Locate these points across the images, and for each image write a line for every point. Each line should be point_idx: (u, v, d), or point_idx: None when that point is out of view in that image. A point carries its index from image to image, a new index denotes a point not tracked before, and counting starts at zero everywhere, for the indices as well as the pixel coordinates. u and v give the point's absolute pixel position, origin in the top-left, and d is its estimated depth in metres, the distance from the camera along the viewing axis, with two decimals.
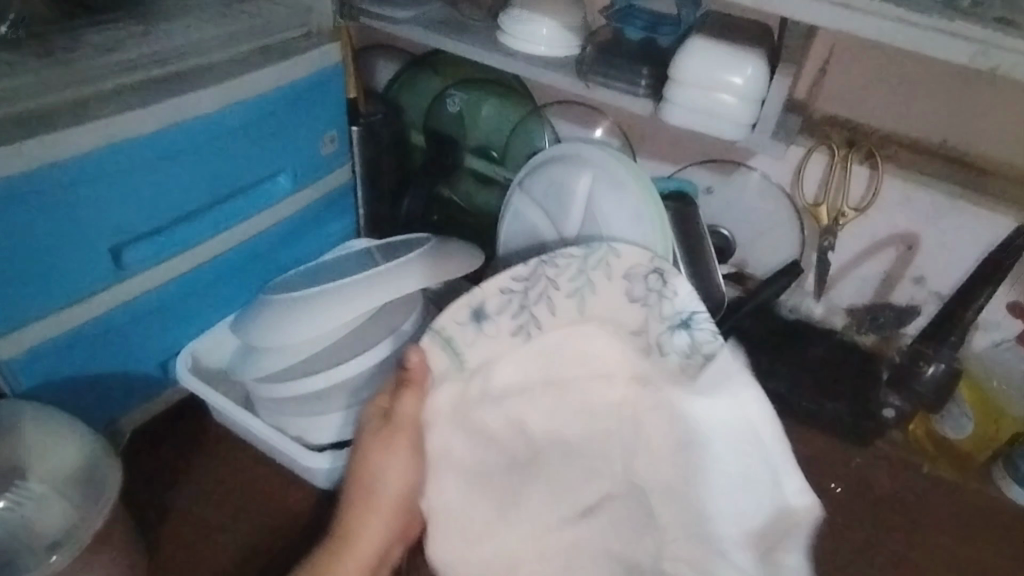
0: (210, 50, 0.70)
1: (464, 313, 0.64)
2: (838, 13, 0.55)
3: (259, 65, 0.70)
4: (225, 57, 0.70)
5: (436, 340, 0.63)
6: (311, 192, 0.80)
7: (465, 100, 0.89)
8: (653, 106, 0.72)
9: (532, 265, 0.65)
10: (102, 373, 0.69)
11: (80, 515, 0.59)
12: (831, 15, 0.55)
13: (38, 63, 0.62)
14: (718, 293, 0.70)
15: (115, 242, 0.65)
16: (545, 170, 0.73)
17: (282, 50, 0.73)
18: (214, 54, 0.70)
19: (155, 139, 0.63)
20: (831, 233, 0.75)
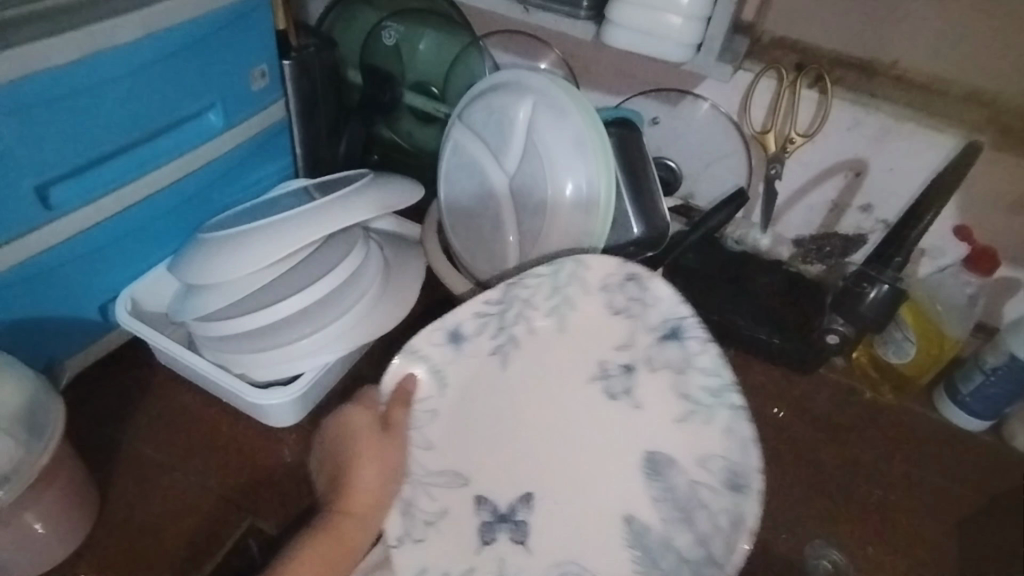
0: None
1: (440, 335, 0.64)
2: None
3: None
4: None
5: (416, 361, 0.63)
6: (246, 130, 0.76)
7: (401, 32, 0.85)
8: (595, 29, 0.69)
9: (502, 289, 0.63)
10: (36, 320, 0.66)
11: (23, 456, 0.57)
12: None
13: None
14: (662, 223, 0.69)
15: (39, 180, 0.61)
16: (486, 100, 0.70)
17: None
18: None
19: (77, 69, 0.59)
20: (778, 160, 0.73)
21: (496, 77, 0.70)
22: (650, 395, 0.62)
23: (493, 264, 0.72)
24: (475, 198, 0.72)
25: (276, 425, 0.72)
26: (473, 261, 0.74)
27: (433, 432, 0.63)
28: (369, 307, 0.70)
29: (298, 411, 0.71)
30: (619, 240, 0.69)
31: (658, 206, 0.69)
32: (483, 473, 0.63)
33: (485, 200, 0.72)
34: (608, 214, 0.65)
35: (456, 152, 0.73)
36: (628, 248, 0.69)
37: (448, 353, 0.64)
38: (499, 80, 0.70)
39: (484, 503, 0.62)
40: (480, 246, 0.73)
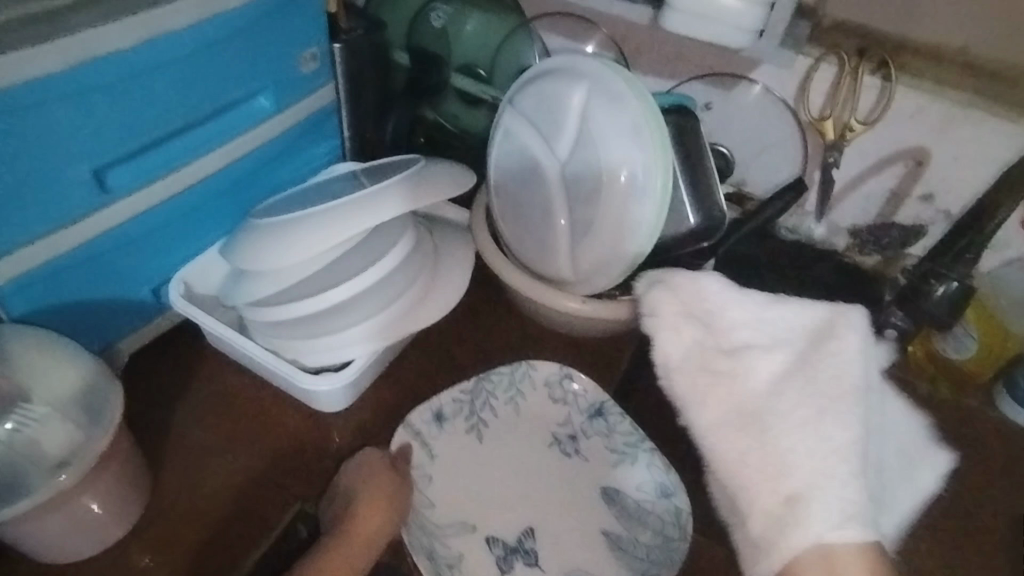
0: None
1: (426, 412, 0.70)
2: None
3: None
4: None
5: (404, 432, 0.69)
6: (294, 114, 0.76)
7: (450, 14, 0.85)
8: (652, 13, 0.67)
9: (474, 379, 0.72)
10: (92, 302, 0.67)
11: (84, 439, 0.58)
12: None
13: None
14: (718, 213, 0.68)
15: (95, 164, 0.61)
16: (540, 85, 0.69)
17: None
18: None
19: (134, 53, 0.59)
20: (837, 148, 0.72)
21: (547, 64, 0.69)
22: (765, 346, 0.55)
23: (540, 251, 0.72)
24: (525, 184, 0.72)
25: (325, 409, 0.72)
26: (524, 244, 0.73)
27: (433, 492, 0.67)
28: (421, 294, 0.70)
29: (348, 396, 0.71)
30: (674, 230, 0.69)
31: (713, 196, 0.68)
32: (503, 520, 0.66)
33: (536, 187, 0.71)
34: (663, 206, 0.64)
35: (504, 140, 0.73)
36: (683, 238, 0.68)
37: (432, 429, 0.70)
38: (551, 65, 0.69)
39: (496, 542, 0.65)
40: (529, 232, 0.73)
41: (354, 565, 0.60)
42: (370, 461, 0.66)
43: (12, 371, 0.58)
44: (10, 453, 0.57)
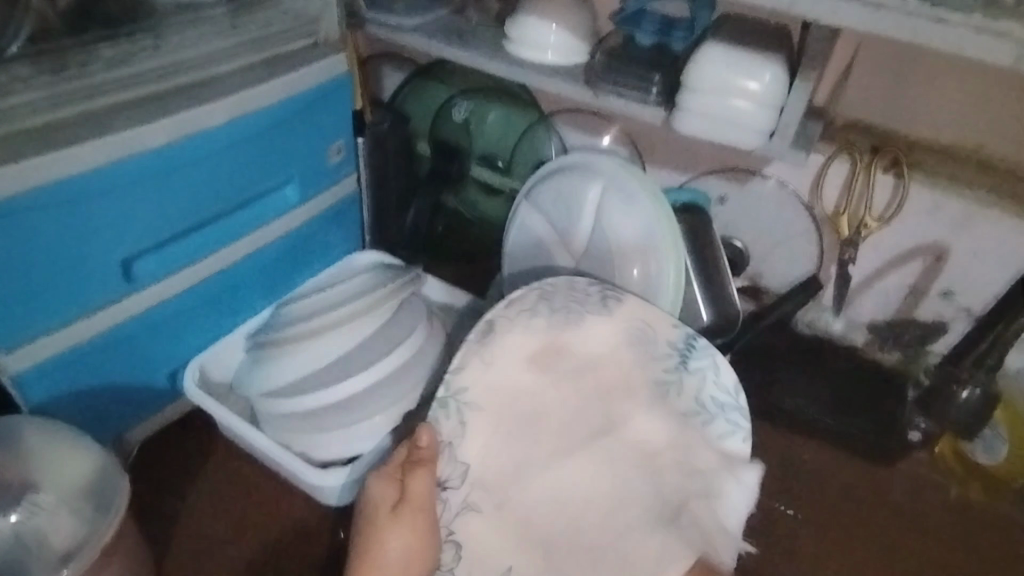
0: (219, 46, 0.68)
1: None
2: (867, 12, 0.51)
3: (278, 72, 0.69)
4: (238, 66, 0.68)
5: None
6: (318, 204, 0.79)
7: (472, 107, 0.88)
8: (667, 113, 0.69)
9: None
10: (108, 387, 0.68)
11: (90, 532, 0.57)
12: (859, 15, 0.52)
13: (44, 74, 0.59)
14: (733, 311, 0.67)
15: (122, 255, 0.63)
16: (555, 180, 0.71)
17: (300, 56, 0.72)
18: (226, 61, 0.68)
19: (171, 150, 0.62)
20: (852, 244, 0.72)
21: (563, 160, 0.71)
22: (480, 395, 0.61)
23: None
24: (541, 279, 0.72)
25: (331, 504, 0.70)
26: None
27: None
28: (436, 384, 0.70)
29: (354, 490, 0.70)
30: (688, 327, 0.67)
31: (729, 294, 0.67)
32: None
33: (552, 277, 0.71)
34: (676, 299, 0.64)
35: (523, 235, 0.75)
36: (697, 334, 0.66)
37: None
38: (566, 160, 0.71)
39: None
40: None
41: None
42: (390, 481, 0.56)
43: (26, 457, 0.58)
44: (15, 544, 0.55)
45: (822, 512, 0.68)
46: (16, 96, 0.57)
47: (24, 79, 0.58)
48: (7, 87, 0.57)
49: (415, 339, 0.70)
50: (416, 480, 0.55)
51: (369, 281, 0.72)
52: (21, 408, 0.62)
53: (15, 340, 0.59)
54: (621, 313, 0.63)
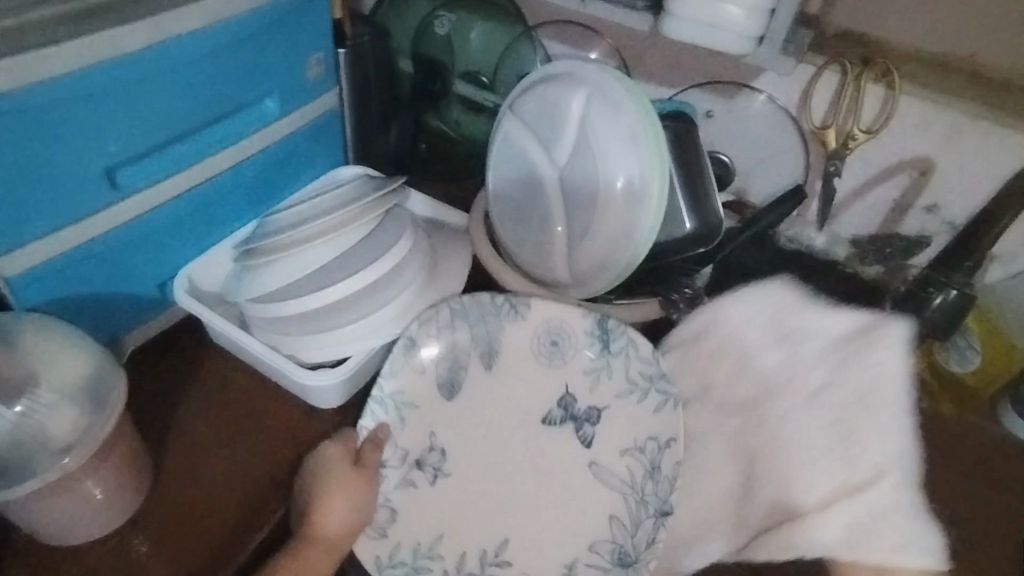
0: None
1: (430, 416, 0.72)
2: None
3: None
4: None
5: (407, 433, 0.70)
6: (302, 117, 0.77)
7: (454, 22, 0.85)
8: (653, 20, 0.67)
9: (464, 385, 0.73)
10: (100, 295, 0.69)
11: (88, 425, 0.59)
12: None
13: None
14: (715, 218, 0.66)
15: (105, 162, 0.64)
16: (540, 90, 0.70)
17: None
18: None
19: (147, 55, 0.61)
20: (838, 157, 0.72)
21: (546, 70, 0.70)
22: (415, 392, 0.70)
23: (534, 252, 0.72)
24: (524, 187, 0.72)
25: (322, 406, 0.73)
26: (522, 251, 0.73)
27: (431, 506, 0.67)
28: (424, 295, 0.71)
29: (342, 395, 0.72)
30: (671, 236, 0.67)
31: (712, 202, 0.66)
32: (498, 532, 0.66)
33: (534, 193, 0.71)
34: (659, 214, 0.64)
35: (506, 147, 0.73)
36: (678, 243, 0.66)
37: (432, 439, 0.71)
38: (550, 69, 0.69)
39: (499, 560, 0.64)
40: (528, 233, 0.72)
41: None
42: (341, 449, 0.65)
43: (25, 357, 0.59)
44: (15, 435, 0.57)
45: None
46: None
47: None
48: None
49: (403, 245, 0.70)
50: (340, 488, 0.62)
51: (357, 189, 0.74)
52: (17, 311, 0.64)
53: (9, 243, 0.60)
54: (533, 315, 0.71)
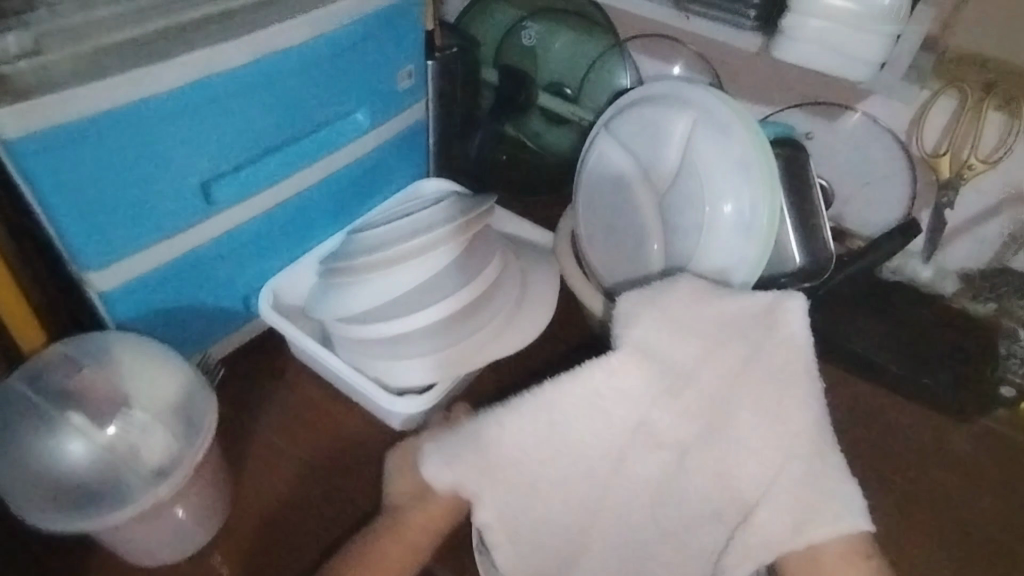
0: None
1: None
2: None
3: None
4: None
5: None
6: (388, 129, 0.75)
7: (542, 32, 0.82)
8: (765, 41, 0.64)
9: None
10: (186, 309, 0.69)
11: (181, 450, 0.58)
12: None
13: None
14: (824, 252, 0.63)
15: (200, 178, 0.63)
16: (641, 111, 0.67)
17: None
18: None
19: (246, 71, 0.61)
20: (952, 187, 0.69)
21: (651, 87, 0.67)
22: None
23: (626, 277, 0.69)
24: (618, 208, 0.69)
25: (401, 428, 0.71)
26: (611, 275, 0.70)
27: None
28: (512, 320, 0.69)
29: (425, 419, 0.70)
30: (777, 269, 0.64)
31: (822, 235, 0.63)
32: None
33: (631, 217, 0.68)
34: (769, 245, 0.61)
35: (600, 167, 0.70)
36: (782, 277, 0.64)
37: None
38: (655, 87, 0.67)
39: None
40: (621, 257, 0.69)
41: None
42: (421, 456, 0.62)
43: (118, 376, 0.59)
44: (109, 457, 0.56)
45: (889, 466, 0.68)
46: (99, 12, 0.57)
47: None
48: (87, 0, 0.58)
49: (494, 268, 0.68)
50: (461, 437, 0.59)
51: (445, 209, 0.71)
52: (109, 325, 0.64)
53: (105, 257, 0.60)
54: None
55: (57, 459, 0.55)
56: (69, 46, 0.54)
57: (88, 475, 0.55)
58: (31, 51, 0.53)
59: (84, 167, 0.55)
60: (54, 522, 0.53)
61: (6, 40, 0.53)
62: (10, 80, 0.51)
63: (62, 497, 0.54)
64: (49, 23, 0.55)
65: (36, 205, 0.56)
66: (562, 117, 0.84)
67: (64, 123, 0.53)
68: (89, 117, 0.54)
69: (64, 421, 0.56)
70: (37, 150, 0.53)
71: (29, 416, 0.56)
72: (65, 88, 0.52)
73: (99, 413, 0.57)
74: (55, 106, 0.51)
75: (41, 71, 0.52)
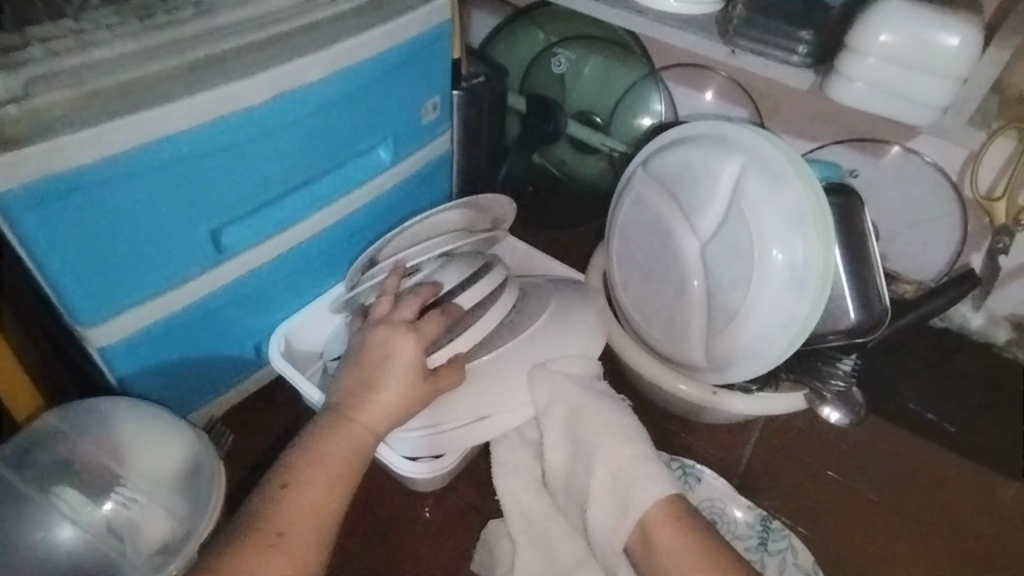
0: None
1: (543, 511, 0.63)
2: None
3: (379, 19, 0.61)
4: (334, 11, 0.60)
5: None
6: (409, 165, 0.71)
7: (572, 60, 0.78)
8: (816, 81, 0.60)
9: None
10: (191, 360, 0.64)
11: (185, 527, 0.54)
12: None
13: (131, 21, 0.54)
14: (879, 308, 0.59)
15: (209, 225, 0.59)
16: (683, 152, 0.63)
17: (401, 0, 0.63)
18: (320, 7, 0.60)
19: (261, 111, 0.56)
20: (1007, 233, 0.64)
21: (695, 127, 0.63)
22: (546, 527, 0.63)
23: (666, 327, 0.65)
24: (656, 254, 0.65)
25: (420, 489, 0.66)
26: (649, 323, 0.67)
27: None
28: None
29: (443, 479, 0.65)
30: (827, 324, 0.60)
31: (876, 289, 0.59)
32: None
33: (670, 266, 0.64)
34: (819, 306, 0.57)
35: (636, 208, 0.66)
36: (831, 335, 0.60)
37: None
38: (700, 127, 0.63)
39: None
40: (658, 306, 0.66)
41: (322, 514, 0.48)
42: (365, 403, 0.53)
43: (113, 445, 0.54)
44: (103, 537, 0.52)
45: (931, 524, 0.65)
46: (96, 49, 0.52)
47: (107, 26, 0.54)
48: (86, 35, 0.53)
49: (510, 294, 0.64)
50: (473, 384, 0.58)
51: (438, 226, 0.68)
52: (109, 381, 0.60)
53: (104, 313, 0.56)
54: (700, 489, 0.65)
55: (51, 539, 0.51)
56: (65, 89, 0.49)
57: (82, 556, 0.52)
58: (19, 94, 0.48)
59: (81, 219, 0.51)
60: None
61: None
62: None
63: None
64: (41, 64, 0.50)
65: (27, 260, 0.51)
66: (592, 148, 0.80)
67: (59, 175, 0.48)
68: (84, 167, 0.49)
69: (57, 499, 0.52)
70: (28, 205, 0.48)
71: (19, 501, 0.52)
72: (57, 137, 0.47)
73: (96, 487, 0.53)
74: (47, 155, 0.47)
75: (32, 117, 0.48)
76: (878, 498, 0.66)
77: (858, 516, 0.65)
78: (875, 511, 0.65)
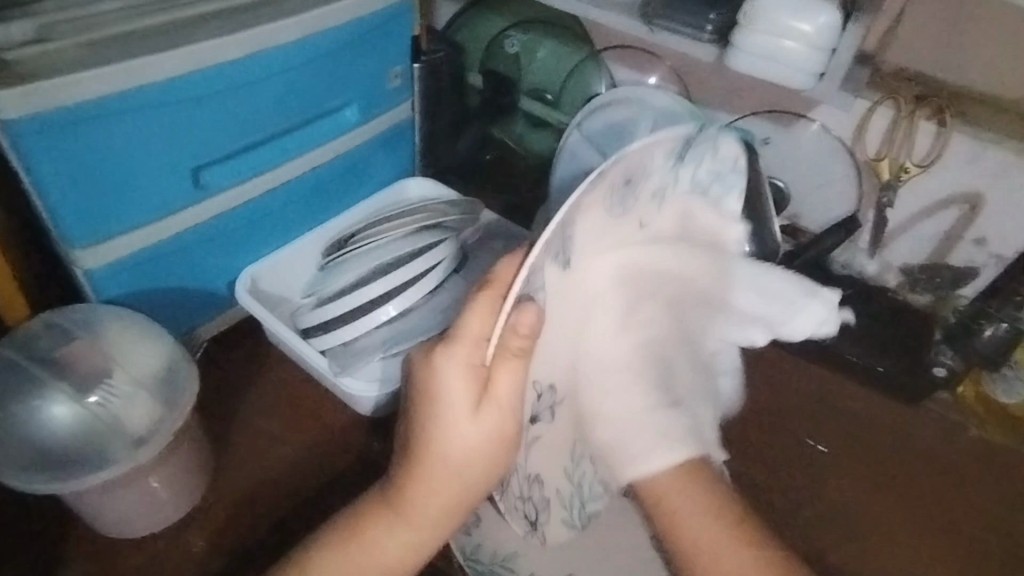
0: None
1: None
2: None
3: None
4: None
5: None
6: (373, 128, 0.80)
7: (524, 42, 0.89)
8: (720, 52, 0.71)
9: None
10: (172, 290, 0.72)
11: (162, 419, 0.62)
12: None
13: None
14: (773, 244, 0.70)
15: (193, 164, 0.67)
16: (608, 113, 0.73)
17: None
18: None
19: (243, 65, 0.65)
20: (892, 189, 0.75)
21: (619, 90, 0.74)
22: None
23: None
24: None
25: (365, 412, 0.76)
26: None
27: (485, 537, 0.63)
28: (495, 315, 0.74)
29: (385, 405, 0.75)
30: None
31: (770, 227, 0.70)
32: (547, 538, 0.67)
33: None
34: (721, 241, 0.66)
35: (572, 164, 0.77)
36: None
37: None
38: (624, 91, 0.73)
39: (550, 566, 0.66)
40: None
41: None
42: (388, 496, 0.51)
43: (103, 347, 0.62)
44: (92, 423, 0.59)
45: (839, 447, 0.72)
46: (99, 5, 0.61)
47: None
48: None
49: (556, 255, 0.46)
50: (505, 373, 0.45)
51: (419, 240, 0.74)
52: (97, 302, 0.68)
53: (95, 236, 0.64)
54: None
55: (42, 419, 0.58)
56: (75, 36, 0.59)
57: (68, 436, 0.59)
58: (37, 37, 0.57)
59: (82, 148, 0.59)
60: (31, 481, 0.56)
61: (12, 26, 0.57)
62: (15, 65, 0.56)
63: (42, 454, 0.58)
64: (53, 14, 0.59)
65: (32, 183, 0.59)
66: (544, 122, 0.90)
67: (63, 107, 0.56)
68: (88, 101, 0.57)
69: (51, 386, 0.60)
70: (39, 130, 0.56)
71: (16, 385, 0.60)
72: (66, 74, 0.56)
73: (84, 381, 0.61)
74: (60, 88, 0.55)
75: (43, 56, 0.57)
76: (838, 444, 0.72)
77: (770, 438, 0.72)
78: (786, 434, 0.72)
